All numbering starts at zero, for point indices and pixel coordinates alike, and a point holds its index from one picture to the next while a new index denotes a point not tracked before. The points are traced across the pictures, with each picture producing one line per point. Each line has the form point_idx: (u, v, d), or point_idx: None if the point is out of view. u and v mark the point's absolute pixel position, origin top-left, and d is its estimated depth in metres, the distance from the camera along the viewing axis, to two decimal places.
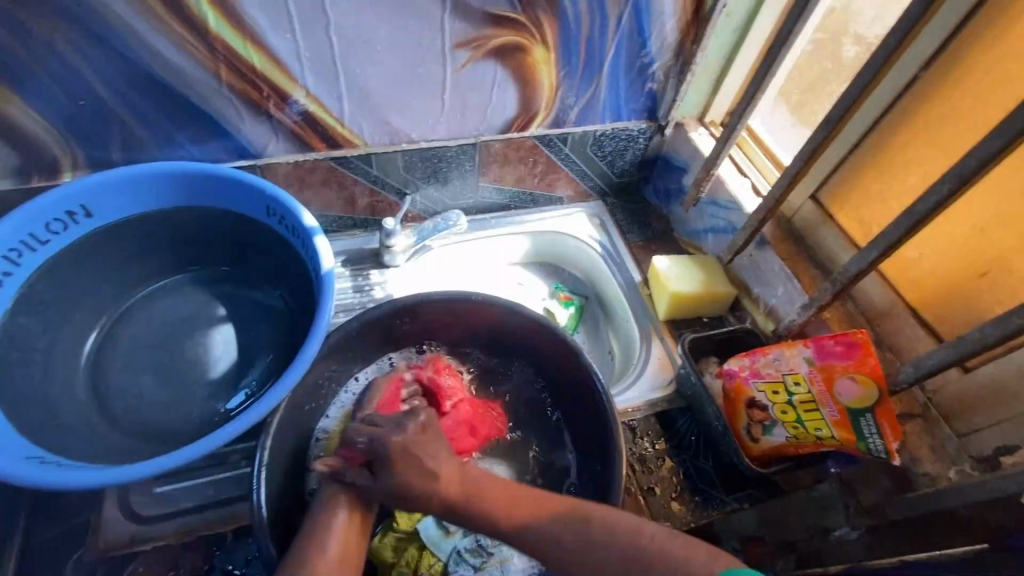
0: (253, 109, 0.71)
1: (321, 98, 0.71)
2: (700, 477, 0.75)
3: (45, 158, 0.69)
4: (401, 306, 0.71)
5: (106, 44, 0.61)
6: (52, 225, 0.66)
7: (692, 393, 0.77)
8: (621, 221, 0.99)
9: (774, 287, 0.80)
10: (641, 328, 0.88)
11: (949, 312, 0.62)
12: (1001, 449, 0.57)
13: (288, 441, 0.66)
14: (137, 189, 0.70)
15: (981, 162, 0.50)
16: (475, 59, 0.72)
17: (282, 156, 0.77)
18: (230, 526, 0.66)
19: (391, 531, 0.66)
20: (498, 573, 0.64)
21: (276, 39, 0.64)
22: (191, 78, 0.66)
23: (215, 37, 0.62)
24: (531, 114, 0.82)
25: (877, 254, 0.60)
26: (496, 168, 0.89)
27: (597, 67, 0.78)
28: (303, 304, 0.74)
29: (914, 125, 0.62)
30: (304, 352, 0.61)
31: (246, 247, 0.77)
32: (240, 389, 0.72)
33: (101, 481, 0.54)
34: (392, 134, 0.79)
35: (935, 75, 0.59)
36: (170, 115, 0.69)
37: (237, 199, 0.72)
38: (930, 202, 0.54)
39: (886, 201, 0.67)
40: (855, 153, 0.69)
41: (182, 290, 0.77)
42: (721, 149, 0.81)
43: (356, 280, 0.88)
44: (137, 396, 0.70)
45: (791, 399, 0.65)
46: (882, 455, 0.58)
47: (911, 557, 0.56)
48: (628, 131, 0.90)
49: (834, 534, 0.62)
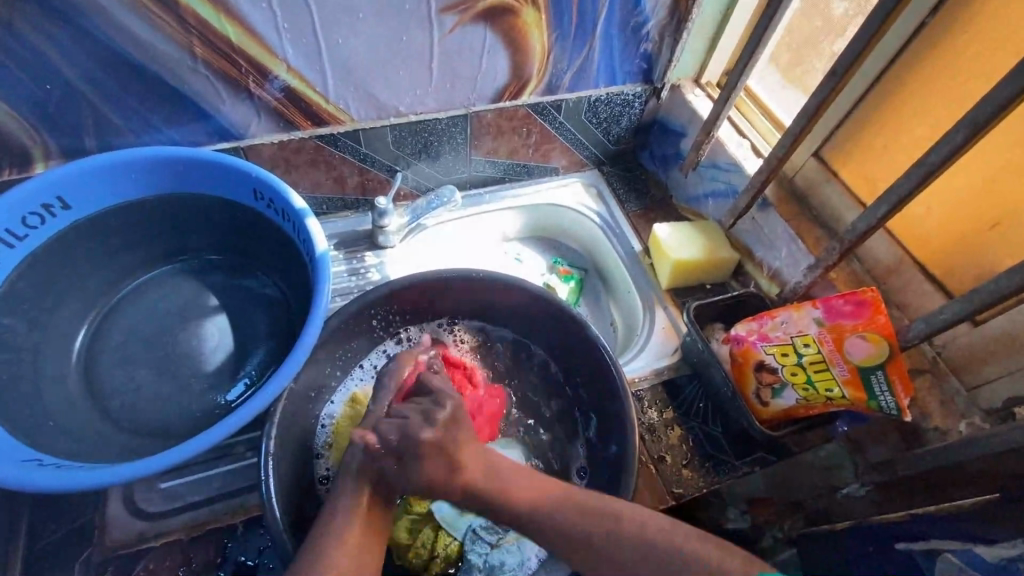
0: (232, 87, 0.67)
1: (303, 72, 0.68)
2: (711, 444, 0.74)
3: (16, 149, 0.65)
4: (396, 288, 0.70)
5: (70, 23, 0.57)
6: (29, 220, 0.63)
7: (698, 359, 0.76)
8: (619, 190, 0.96)
9: (778, 250, 0.79)
10: (644, 297, 0.86)
11: (958, 266, 0.61)
12: (1012, 400, 0.57)
13: (293, 430, 0.64)
14: (116, 178, 0.67)
15: (996, 110, 0.49)
16: (462, 25, 0.69)
17: (266, 136, 0.73)
18: (240, 517, 0.65)
19: (407, 513, 0.65)
20: (514, 550, 0.63)
21: (252, 11, 0.60)
22: (164, 57, 0.62)
23: (186, 9, 0.58)
24: (523, 82, 0.79)
25: (886, 211, 0.59)
26: (489, 141, 0.86)
27: (590, 28, 0.75)
28: (299, 293, 0.72)
29: (921, 74, 0.60)
30: (303, 340, 0.59)
31: (235, 234, 0.74)
32: (239, 380, 0.70)
33: (104, 482, 0.53)
34: (380, 108, 0.75)
35: (945, 19, 0.56)
36: (144, 97, 0.66)
37: (224, 183, 0.69)
38: (942, 152, 0.53)
39: (892, 154, 0.66)
40: (859, 108, 0.67)
41: (169, 281, 0.74)
42: (720, 110, 0.79)
43: (350, 263, 0.86)
44: (134, 392, 0.68)
45: (801, 360, 0.64)
46: (893, 412, 0.58)
47: (919, 510, 0.59)
48: (624, 95, 0.87)
49: (842, 492, 0.68)
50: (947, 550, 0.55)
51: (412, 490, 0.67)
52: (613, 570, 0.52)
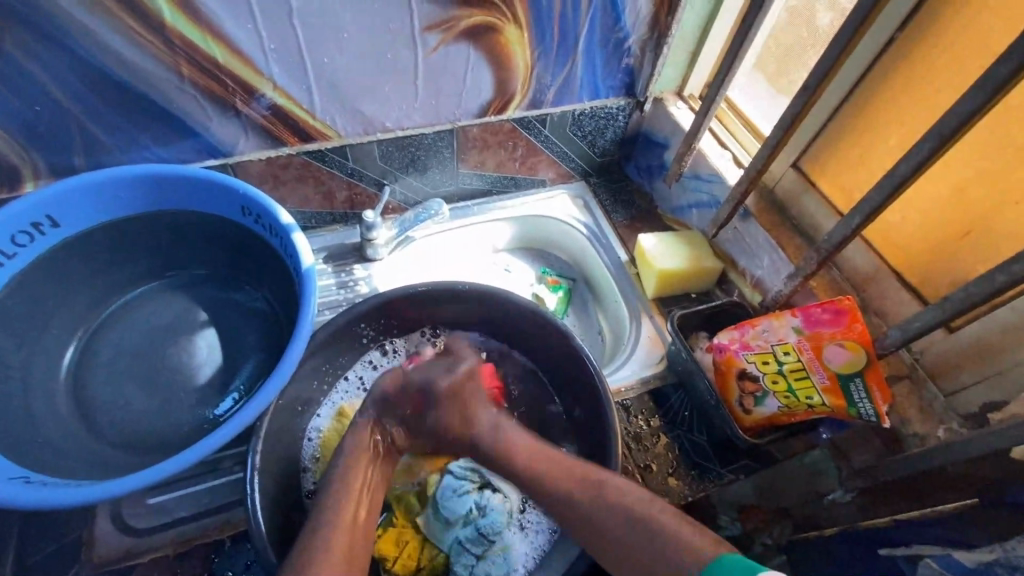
0: (220, 106, 0.68)
1: (290, 90, 0.69)
2: (695, 452, 0.75)
3: (5, 168, 0.66)
4: (382, 302, 0.71)
5: (59, 45, 0.58)
6: (18, 238, 0.64)
7: (683, 368, 0.77)
8: (605, 202, 0.98)
9: (760, 259, 0.80)
10: (631, 306, 0.87)
11: (933, 273, 0.62)
12: (988, 405, 0.58)
13: (281, 444, 0.65)
14: (105, 195, 0.68)
15: (960, 121, 0.50)
16: (445, 43, 0.71)
17: (253, 153, 0.75)
18: (229, 531, 0.65)
19: (391, 525, 0.66)
20: (501, 560, 0.63)
21: (238, 31, 0.62)
22: (152, 77, 0.63)
23: (173, 31, 0.60)
24: (508, 97, 0.81)
25: (860, 221, 0.60)
26: (475, 154, 0.87)
27: (571, 44, 0.77)
28: (287, 308, 0.73)
29: (893, 85, 0.62)
30: (288, 354, 0.60)
31: (224, 249, 0.75)
32: (227, 394, 0.70)
33: (91, 498, 0.53)
34: (366, 124, 0.77)
35: (912, 34, 0.58)
36: (134, 116, 0.67)
37: (213, 201, 0.70)
38: (911, 164, 0.54)
39: (867, 165, 0.67)
40: (834, 120, 0.69)
41: (159, 296, 0.75)
42: (701, 122, 0.81)
43: (340, 276, 0.86)
44: (122, 407, 0.68)
45: (781, 368, 0.65)
46: (872, 418, 0.58)
47: (902, 517, 0.60)
48: (607, 109, 0.89)
49: (828, 498, 0.67)
50: (928, 556, 0.55)
51: (397, 504, 0.68)
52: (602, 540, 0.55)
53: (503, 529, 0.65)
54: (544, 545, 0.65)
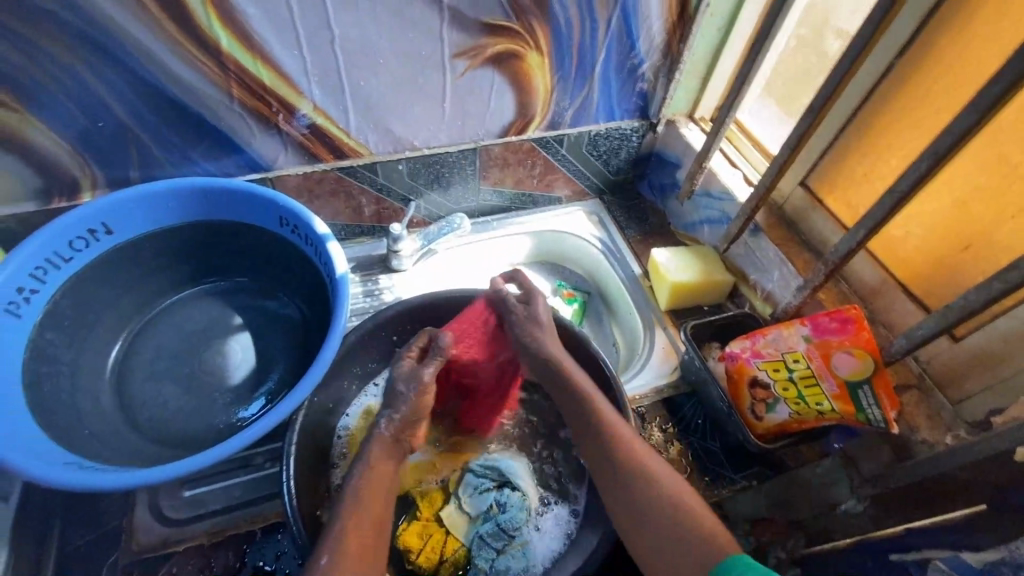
0: (263, 123, 0.74)
1: (327, 110, 0.75)
2: (709, 458, 0.77)
3: (67, 179, 0.71)
4: (410, 307, 0.75)
5: (124, 67, 0.64)
6: (75, 243, 0.69)
7: (696, 377, 0.80)
8: (620, 217, 1.02)
9: (770, 273, 0.83)
10: (645, 317, 0.91)
11: (937, 286, 0.65)
12: (992, 412, 0.60)
13: (311, 440, 0.68)
14: (155, 205, 0.73)
15: (956, 137, 0.53)
16: (472, 68, 0.76)
17: (292, 168, 0.80)
18: (259, 524, 0.68)
19: (414, 519, 0.69)
20: (519, 556, 0.66)
21: (284, 55, 0.67)
22: (204, 96, 0.69)
23: (227, 56, 0.66)
24: (528, 118, 0.86)
25: (865, 233, 0.63)
26: (496, 172, 0.92)
27: (589, 69, 0.82)
28: (318, 314, 0.77)
29: (895, 107, 0.65)
30: (322, 354, 0.64)
31: (258, 257, 0.80)
32: (259, 395, 0.74)
33: (132, 485, 0.56)
34: (396, 142, 0.82)
35: (908, 62, 0.62)
36: (185, 133, 0.72)
37: (252, 211, 0.75)
38: (911, 178, 0.58)
39: (871, 183, 0.71)
40: (839, 141, 0.72)
41: (198, 302, 0.80)
42: (712, 142, 0.85)
43: (366, 285, 0.91)
44: (161, 405, 0.72)
45: (792, 375, 0.67)
46: (881, 425, 0.60)
47: (913, 524, 0.59)
48: (622, 129, 0.94)
49: (840, 509, 0.67)
50: (936, 559, 0.55)
51: (421, 499, 0.70)
52: (644, 526, 0.54)
53: (522, 525, 0.67)
54: (559, 548, 0.67)
